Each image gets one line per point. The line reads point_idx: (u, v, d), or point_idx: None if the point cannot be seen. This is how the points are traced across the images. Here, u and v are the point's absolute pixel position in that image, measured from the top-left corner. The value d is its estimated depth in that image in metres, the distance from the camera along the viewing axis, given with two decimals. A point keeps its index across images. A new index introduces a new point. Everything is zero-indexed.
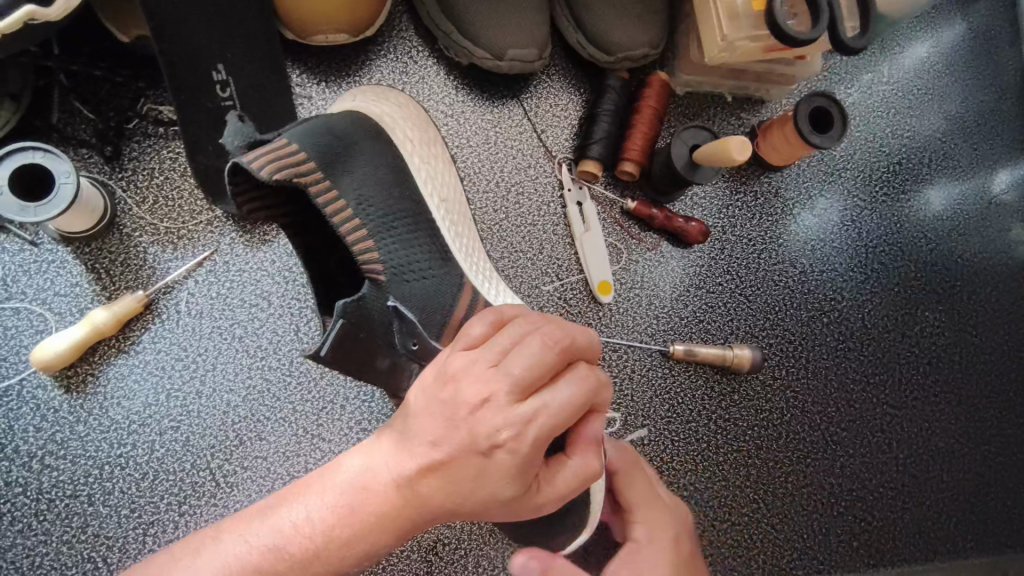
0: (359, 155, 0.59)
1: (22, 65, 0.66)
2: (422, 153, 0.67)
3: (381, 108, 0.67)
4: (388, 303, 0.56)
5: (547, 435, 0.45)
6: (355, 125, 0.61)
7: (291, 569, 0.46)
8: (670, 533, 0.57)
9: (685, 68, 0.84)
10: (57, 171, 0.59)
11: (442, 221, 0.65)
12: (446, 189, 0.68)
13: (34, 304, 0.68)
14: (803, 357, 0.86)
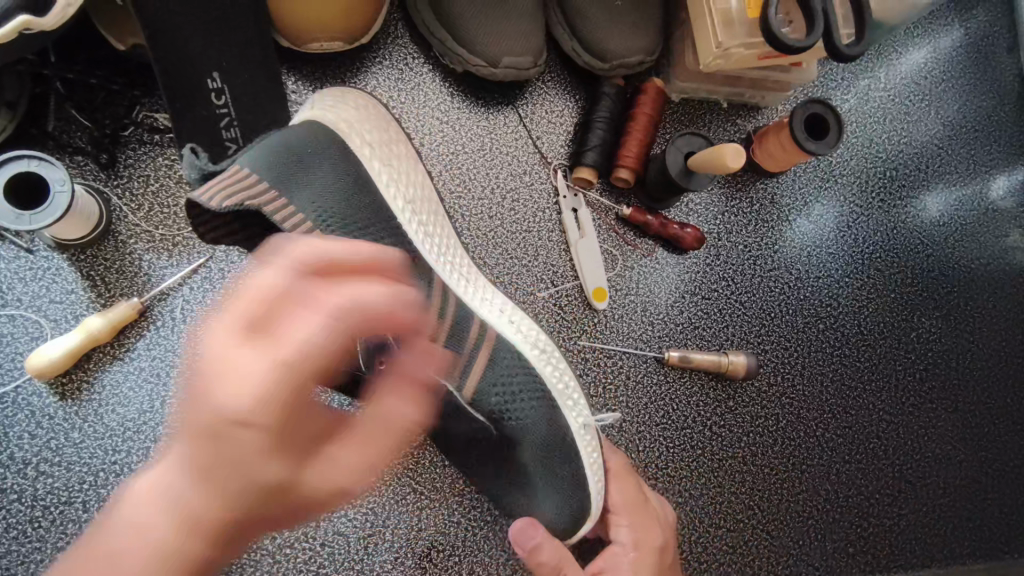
0: (313, 171, 0.60)
1: (18, 73, 0.67)
2: (383, 155, 0.65)
3: (336, 110, 0.65)
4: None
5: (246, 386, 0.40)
6: (298, 140, 0.61)
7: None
8: (654, 542, 0.64)
9: (680, 74, 0.84)
10: (52, 179, 0.60)
11: (410, 223, 0.64)
12: (416, 189, 0.66)
13: (29, 311, 0.68)
14: (799, 363, 0.86)
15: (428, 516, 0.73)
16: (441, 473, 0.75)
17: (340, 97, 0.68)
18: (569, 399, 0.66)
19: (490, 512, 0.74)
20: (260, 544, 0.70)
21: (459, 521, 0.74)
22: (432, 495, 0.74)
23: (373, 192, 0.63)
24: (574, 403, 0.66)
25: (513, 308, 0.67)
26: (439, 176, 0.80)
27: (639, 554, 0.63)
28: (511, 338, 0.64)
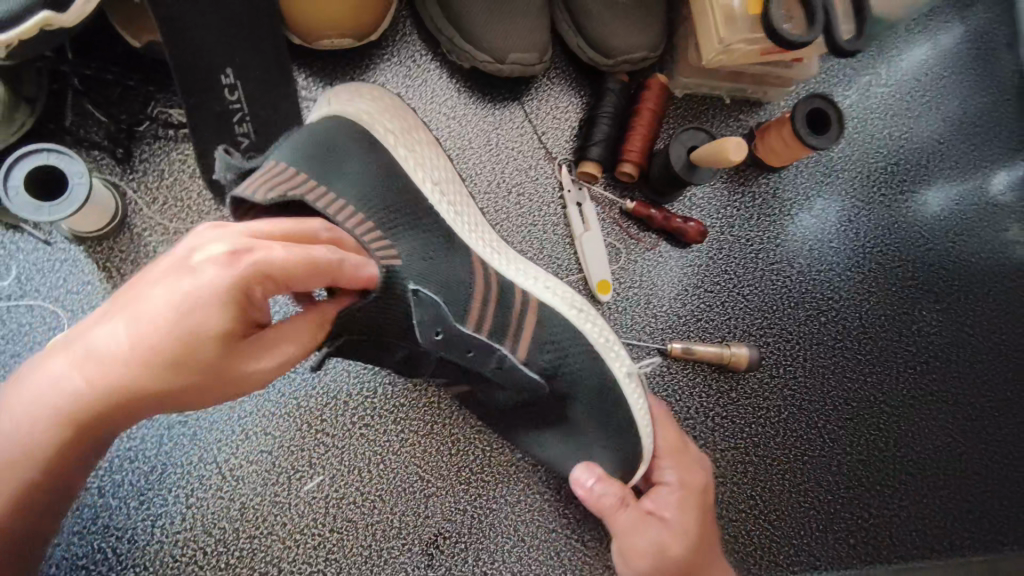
0: (354, 155, 0.61)
1: (37, 69, 0.68)
2: (406, 142, 0.67)
3: (358, 102, 0.67)
4: (409, 287, 0.56)
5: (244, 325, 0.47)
6: (336, 127, 0.62)
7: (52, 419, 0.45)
8: (694, 483, 0.69)
9: (683, 70, 0.85)
10: (71, 172, 0.61)
11: (439, 204, 0.66)
12: (441, 172, 0.70)
13: (47, 302, 0.70)
14: (801, 355, 0.87)
15: (435, 504, 0.75)
16: (448, 462, 0.76)
17: (356, 90, 0.70)
18: (612, 350, 0.70)
19: (495, 500, 0.76)
20: (272, 530, 0.71)
21: (465, 508, 0.75)
22: (439, 483, 0.75)
23: (404, 177, 0.65)
24: (619, 356, 0.70)
25: (548, 278, 0.70)
26: None
27: (683, 493, 0.68)
28: (554, 302, 0.68)
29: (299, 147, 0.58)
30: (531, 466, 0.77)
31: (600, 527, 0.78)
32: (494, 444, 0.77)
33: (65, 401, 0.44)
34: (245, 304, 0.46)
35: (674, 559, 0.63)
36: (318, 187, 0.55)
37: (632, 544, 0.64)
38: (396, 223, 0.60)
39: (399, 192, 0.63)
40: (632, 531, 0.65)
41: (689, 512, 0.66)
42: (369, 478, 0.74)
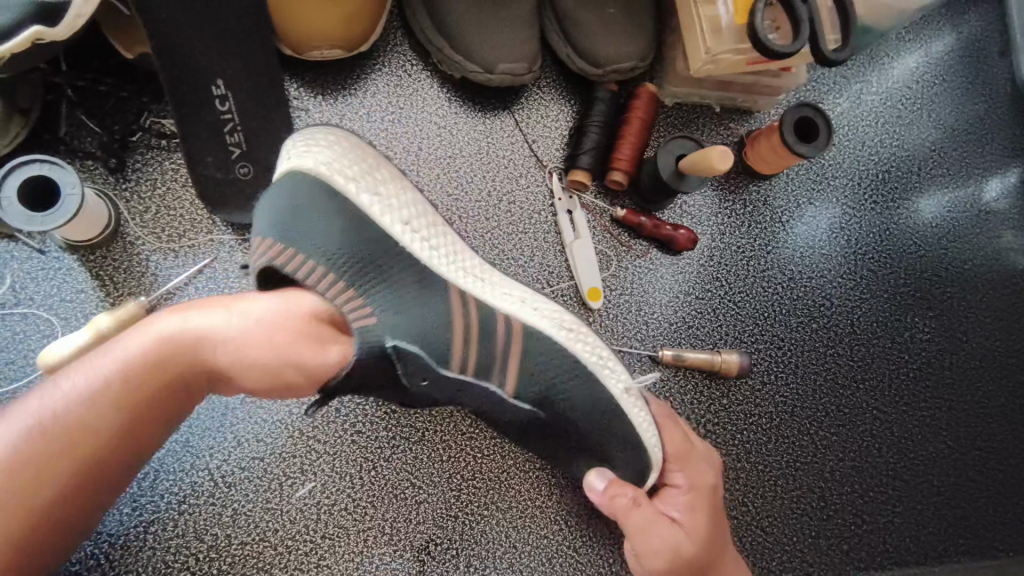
0: (317, 218, 0.60)
1: (32, 82, 0.69)
2: (368, 183, 0.63)
3: (313, 150, 0.63)
4: (387, 342, 0.57)
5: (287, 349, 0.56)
6: (291, 193, 0.60)
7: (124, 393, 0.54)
8: (705, 484, 0.69)
9: (671, 79, 0.86)
10: (64, 183, 0.62)
11: (412, 242, 0.63)
12: (411, 208, 0.65)
13: (41, 310, 0.71)
14: (792, 362, 0.88)
15: (426, 510, 0.75)
16: (438, 468, 0.77)
17: (308, 136, 0.65)
18: (607, 367, 0.68)
19: (486, 507, 0.76)
20: (263, 537, 0.72)
21: (456, 515, 0.76)
22: (430, 490, 0.76)
23: (371, 222, 0.61)
24: (614, 371, 0.68)
25: (534, 297, 0.68)
26: (438, 179, 0.82)
27: (693, 495, 0.68)
28: (539, 329, 0.65)
29: (268, 224, 0.59)
30: (521, 472, 0.78)
31: (591, 534, 0.78)
32: (484, 450, 0.78)
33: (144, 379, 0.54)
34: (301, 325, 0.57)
35: (686, 561, 0.63)
36: (289, 251, 0.58)
37: (648, 545, 0.63)
38: (365, 277, 0.60)
39: (365, 241, 0.61)
40: (648, 531, 0.63)
41: (700, 513, 0.66)
42: (360, 484, 0.75)
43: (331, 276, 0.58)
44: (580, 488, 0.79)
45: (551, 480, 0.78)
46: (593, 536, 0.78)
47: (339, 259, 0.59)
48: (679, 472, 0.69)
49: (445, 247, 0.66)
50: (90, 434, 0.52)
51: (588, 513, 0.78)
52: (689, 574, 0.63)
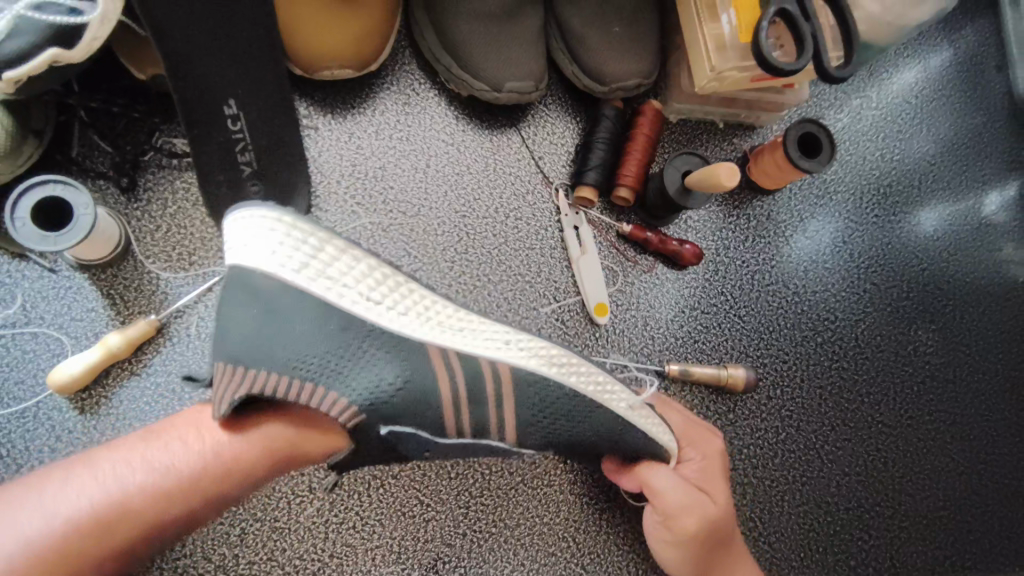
0: (284, 324, 0.55)
1: (45, 103, 0.70)
2: (321, 267, 0.58)
3: (255, 242, 0.57)
4: (381, 430, 0.57)
5: (289, 444, 0.56)
6: (248, 303, 0.55)
7: (144, 499, 0.51)
8: (711, 451, 0.73)
9: (676, 96, 0.87)
10: (77, 203, 0.63)
11: (381, 315, 0.59)
12: (371, 275, 0.60)
13: (51, 329, 0.71)
14: (797, 375, 0.88)
15: (435, 528, 0.75)
16: (447, 485, 0.77)
17: (244, 220, 0.57)
18: (607, 391, 0.66)
19: (494, 524, 0.76)
20: (273, 556, 0.71)
21: (465, 532, 0.76)
22: (438, 507, 0.76)
23: (337, 309, 0.57)
24: (614, 392, 0.67)
25: (515, 333, 0.65)
26: (445, 197, 0.83)
27: (708, 463, 0.72)
28: (525, 367, 0.63)
29: (228, 341, 0.54)
30: (530, 489, 0.78)
31: (600, 550, 0.78)
32: (493, 467, 0.78)
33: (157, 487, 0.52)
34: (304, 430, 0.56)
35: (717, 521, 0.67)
36: (257, 372, 0.52)
37: (675, 504, 0.66)
38: (348, 365, 0.56)
39: (338, 333, 0.57)
40: (683, 499, 0.66)
41: (718, 480, 0.70)
42: (368, 502, 0.75)
43: (310, 389, 0.54)
44: (588, 505, 0.79)
45: (560, 497, 0.78)
46: (602, 552, 0.78)
47: (315, 362, 0.55)
48: (687, 443, 0.73)
49: (412, 306, 0.62)
50: (72, 549, 0.49)
51: (596, 530, 0.78)
52: (712, 531, 0.67)
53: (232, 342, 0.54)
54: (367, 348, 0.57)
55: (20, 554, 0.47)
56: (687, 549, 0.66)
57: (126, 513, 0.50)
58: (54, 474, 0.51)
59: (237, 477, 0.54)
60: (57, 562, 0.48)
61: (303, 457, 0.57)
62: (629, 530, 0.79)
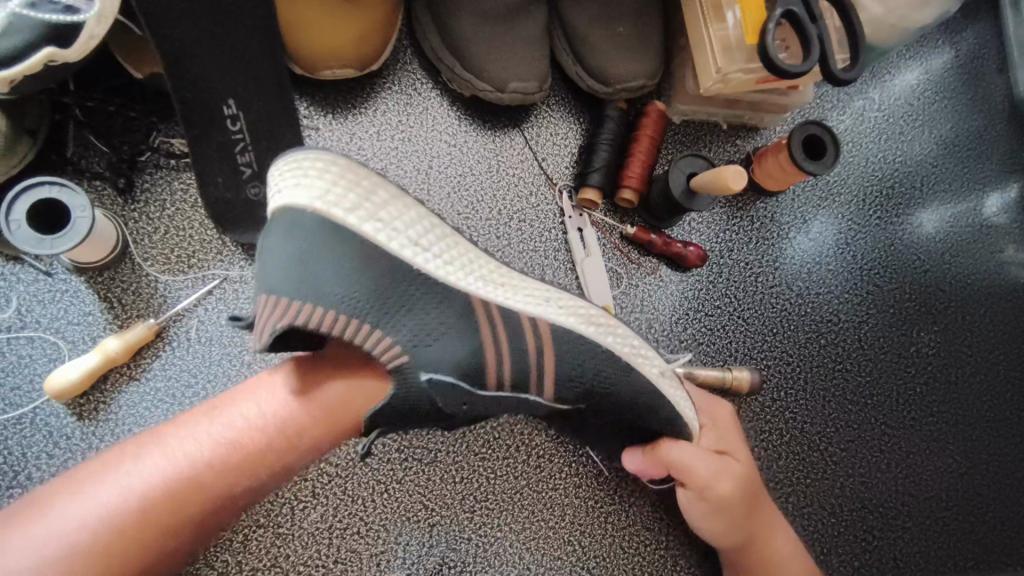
0: (330, 260, 0.55)
1: (40, 102, 0.68)
2: (369, 212, 0.59)
3: (304, 183, 0.58)
4: (422, 378, 0.55)
5: (327, 417, 0.55)
6: (296, 240, 0.56)
7: (189, 478, 0.51)
8: (726, 419, 0.75)
9: (679, 97, 0.87)
10: (74, 205, 0.61)
11: (427, 260, 0.60)
12: (420, 224, 0.61)
13: (48, 333, 0.69)
14: (801, 379, 0.88)
15: (439, 533, 0.74)
16: (451, 490, 0.76)
17: (293, 165, 0.59)
18: (641, 355, 0.68)
19: (499, 528, 0.76)
20: (276, 563, 0.71)
21: (470, 537, 0.75)
22: (442, 512, 0.75)
23: (382, 253, 0.57)
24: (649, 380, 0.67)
25: (554, 292, 0.67)
26: (448, 198, 0.82)
27: (721, 426, 0.74)
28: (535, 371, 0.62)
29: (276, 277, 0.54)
30: (534, 493, 0.77)
31: (604, 554, 0.78)
32: (497, 472, 0.77)
33: (199, 465, 0.51)
34: (343, 403, 0.56)
35: (745, 481, 0.69)
36: (300, 303, 0.52)
37: (705, 474, 0.67)
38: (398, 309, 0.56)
39: (386, 275, 0.57)
40: (709, 466, 0.67)
41: (735, 440, 0.73)
42: (371, 508, 0.74)
43: (354, 322, 0.54)
44: (593, 509, 0.78)
45: (564, 500, 0.78)
46: (607, 557, 0.78)
47: (358, 299, 0.54)
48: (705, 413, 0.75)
49: (445, 295, 0.59)
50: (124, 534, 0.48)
51: (602, 533, 0.78)
52: (744, 494, 0.69)
53: (279, 279, 0.54)
54: (407, 291, 0.57)
55: (74, 543, 0.47)
56: (725, 518, 0.68)
57: (173, 494, 0.50)
58: (103, 459, 0.51)
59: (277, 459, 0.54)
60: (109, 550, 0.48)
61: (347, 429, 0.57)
62: (635, 534, 0.79)
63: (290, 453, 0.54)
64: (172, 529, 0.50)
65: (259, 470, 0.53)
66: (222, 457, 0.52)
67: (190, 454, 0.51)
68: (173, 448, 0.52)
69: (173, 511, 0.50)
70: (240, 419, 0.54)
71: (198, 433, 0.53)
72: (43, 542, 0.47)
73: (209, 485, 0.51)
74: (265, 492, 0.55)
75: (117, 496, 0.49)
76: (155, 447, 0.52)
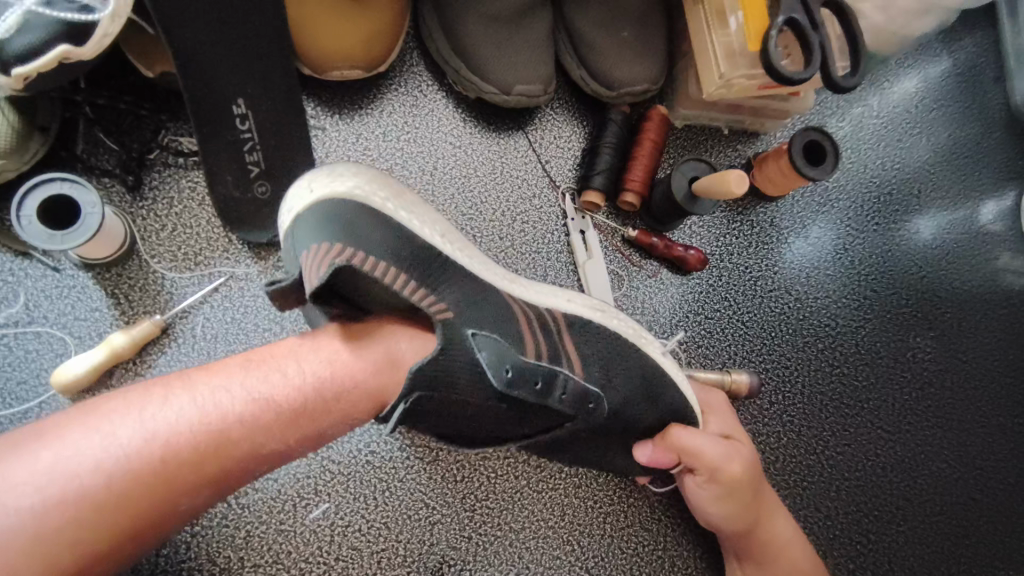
0: (368, 231, 0.57)
1: (52, 100, 0.69)
2: (402, 204, 0.63)
3: (340, 173, 0.61)
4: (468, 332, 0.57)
5: (352, 384, 0.56)
6: (336, 213, 0.58)
7: (215, 427, 0.51)
8: (722, 407, 0.77)
9: (682, 102, 0.88)
10: (84, 202, 0.62)
11: (453, 252, 0.63)
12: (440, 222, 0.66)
13: (55, 329, 0.70)
14: (799, 382, 0.89)
15: (440, 531, 0.75)
16: (453, 488, 0.76)
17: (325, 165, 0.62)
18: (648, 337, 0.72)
19: (500, 527, 0.76)
20: (277, 559, 0.71)
21: (470, 536, 0.75)
22: (443, 510, 0.76)
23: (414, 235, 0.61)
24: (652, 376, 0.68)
25: (565, 290, 0.71)
26: (452, 199, 0.82)
27: (718, 415, 0.76)
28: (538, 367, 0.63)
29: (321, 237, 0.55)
30: (534, 492, 0.78)
31: (603, 553, 0.78)
32: (499, 471, 0.78)
33: (225, 418, 0.51)
34: (368, 373, 0.57)
35: (751, 463, 0.70)
36: (355, 250, 0.54)
37: (716, 458, 0.67)
38: (430, 280, 0.58)
39: (420, 251, 0.60)
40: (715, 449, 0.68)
41: (734, 426, 0.75)
42: (373, 506, 0.74)
43: (401, 274, 0.56)
44: (592, 508, 0.79)
45: (565, 500, 0.78)
46: (606, 557, 0.78)
47: (404, 264, 0.57)
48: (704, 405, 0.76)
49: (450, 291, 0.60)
50: (143, 473, 0.48)
51: (600, 533, 0.79)
52: (751, 479, 0.69)
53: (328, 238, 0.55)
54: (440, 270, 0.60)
55: (94, 476, 0.47)
56: (733, 501, 0.68)
57: (197, 442, 0.50)
58: (131, 396, 0.50)
59: (300, 421, 0.54)
60: (126, 487, 0.47)
61: (364, 402, 0.57)
62: (633, 534, 0.80)
63: (310, 417, 0.55)
64: (188, 479, 0.49)
65: (277, 431, 0.53)
66: (251, 413, 0.52)
67: (222, 404, 0.51)
68: (202, 397, 0.51)
69: (192, 459, 0.49)
70: (267, 377, 0.54)
71: (225, 386, 0.53)
72: (52, 468, 0.46)
73: (231, 441, 0.51)
74: (288, 457, 0.55)
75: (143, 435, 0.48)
76: (183, 392, 0.51)
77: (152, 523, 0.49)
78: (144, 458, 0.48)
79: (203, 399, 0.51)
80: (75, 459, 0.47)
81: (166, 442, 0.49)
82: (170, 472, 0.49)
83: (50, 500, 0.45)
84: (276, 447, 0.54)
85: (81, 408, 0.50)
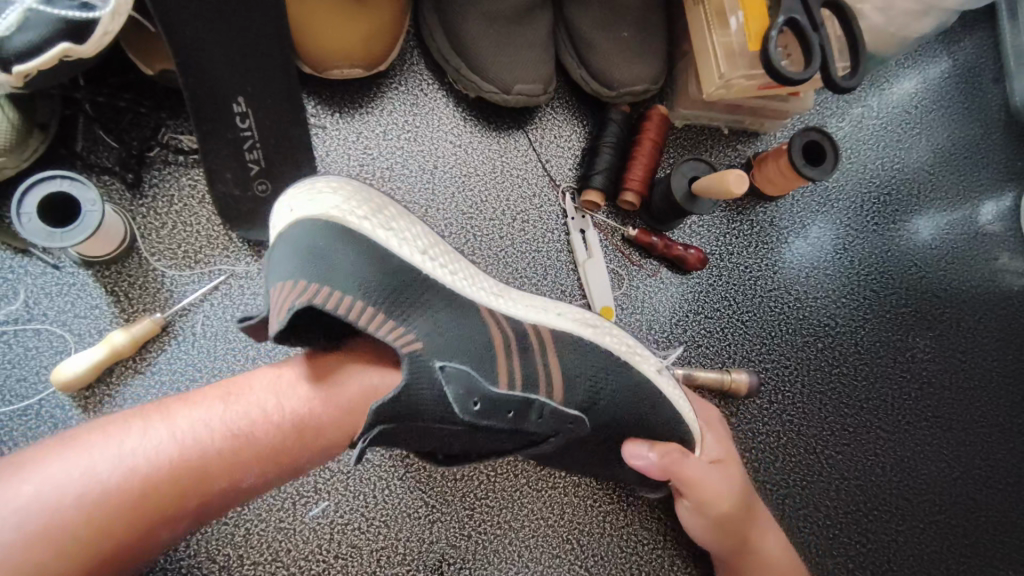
0: (342, 256, 0.57)
1: (52, 97, 0.69)
2: (383, 221, 0.62)
3: (319, 197, 0.61)
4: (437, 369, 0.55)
5: (330, 413, 0.56)
6: (310, 238, 0.57)
7: (191, 457, 0.50)
8: (717, 424, 0.77)
9: (682, 102, 0.88)
10: (84, 199, 0.62)
11: (435, 270, 0.63)
12: (423, 237, 0.65)
13: (55, 326, 0.70)
14: (799, 381, 0.89)
15: (440, 529, 0.75)
16: (453, 487, 0.77)
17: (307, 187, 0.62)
18: (636, 352, 0.71)
19: (499, 526, 0.76)
20: (277, 556, 0.71)
21: (469, 534, 0.76)
22: (443, 508, 0.76)
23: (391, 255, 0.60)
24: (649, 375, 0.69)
25: (552, 302, 0.71)
26: (452, 198, 0.82)
27: (714, 431, 0.75)
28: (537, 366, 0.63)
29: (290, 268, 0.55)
30: (534, 491, 0.78)
31: (603, 551, 0.78)
32: (498, 469, 0.78)
33: (201, 447, 0.51)
34: (346, 401, 0.56)
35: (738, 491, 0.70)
36: (320, 287, 0.53)
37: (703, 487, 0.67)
38: (406, 302, 0.58)
39: (397, 272, 0.59)
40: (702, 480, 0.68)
41: (727, 446, 0.75)
42: (373, 504, 0.74)
43: (371, 310, 0.55)
44: (591, 506, 0.79)
45: (564, 499, 0.79)
46: (605, 555, 0.78)
47: (376, 288, 0.56)
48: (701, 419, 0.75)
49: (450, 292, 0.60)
50: (119, 502, 0.48)
51: (599, 531, 0.79)
52: (737, 503, 0.70)
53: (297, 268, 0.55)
54: (419, 291, 0.60)
55: (71, 504, 0.46)
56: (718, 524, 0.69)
57: (174, 471, 0.50)
58: (107, 425, 0.50)
59: (276, 450, 0.54)
60: (102, 516, 0.47)
61: (342, 430, 0.57)
62: (632, 533, 0.80)
63: (286, 446, 0.54)
64: (164, 508, 0.49)
65: (254, 461, 0.53)
66: (228, 443, 0.52)
67: (198, 434, 0.51)
68: (178, 427, 0.51)
69: (168, 489, 0.49)
70: (245, 405, 0.54)
71: (202, 415, 0.52)
72: (28, 496, 0.46)
73: (208, 471, 0.51)
74: (265, 486, 0.55)
75: (119, 465, 0.48)
76: (161, 421, 0.51)
77: (129, 551, 0.49)
78: (120, 488, 0.48)
79: (180, 427, 0.51)
80: (52, 487, 0.46)
81: (142, 472, 0.49)
82: (147, 502, 0.49)
83: (25, 529, 0.45)
84: (253, 475, 0.53)
85: (60, 437, 0.50)
